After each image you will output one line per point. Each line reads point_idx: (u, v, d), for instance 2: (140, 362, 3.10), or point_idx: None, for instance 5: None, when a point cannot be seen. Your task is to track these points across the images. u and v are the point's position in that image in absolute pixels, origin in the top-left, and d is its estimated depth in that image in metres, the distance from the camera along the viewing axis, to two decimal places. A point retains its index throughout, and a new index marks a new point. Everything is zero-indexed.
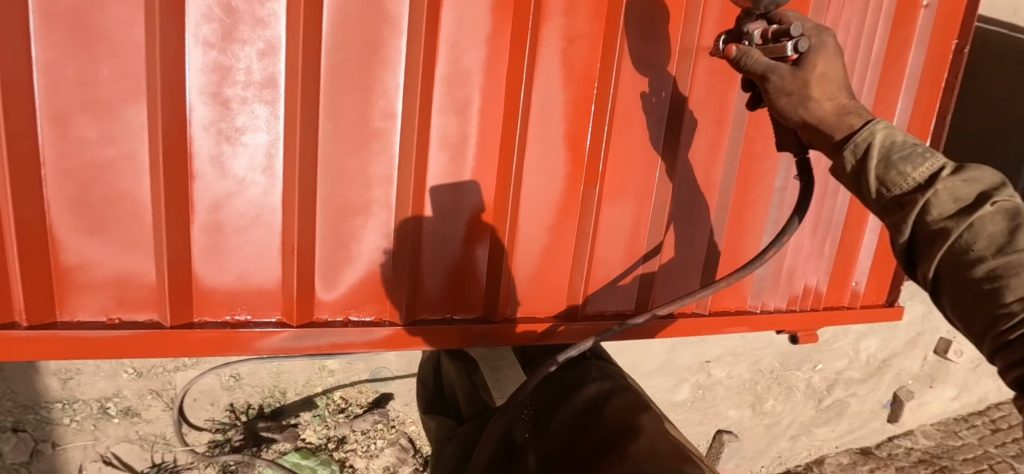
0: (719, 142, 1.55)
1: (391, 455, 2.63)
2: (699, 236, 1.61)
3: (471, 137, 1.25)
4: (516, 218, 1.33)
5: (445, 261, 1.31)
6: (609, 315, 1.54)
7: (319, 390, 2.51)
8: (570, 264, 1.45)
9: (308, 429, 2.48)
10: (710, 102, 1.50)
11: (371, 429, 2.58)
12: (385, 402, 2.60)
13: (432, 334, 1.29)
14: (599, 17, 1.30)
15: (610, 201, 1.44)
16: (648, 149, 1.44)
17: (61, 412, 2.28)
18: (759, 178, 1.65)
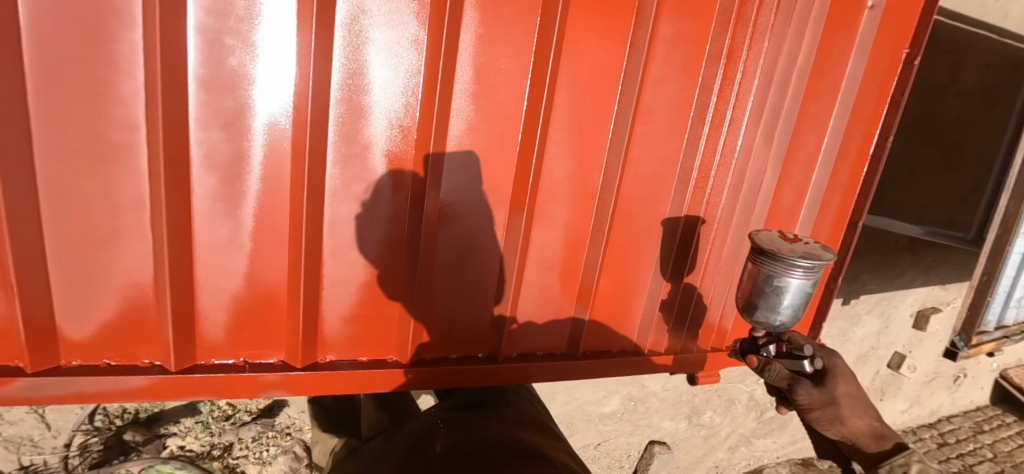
0: (591, 165, 1.31)
1: (284, 464, 2.43)
2: (567, 272, 1.39)
3: (248, 155, 1.02)
4: (318, 253, 1.11)
5: (230, 300, 1.10)
6: (453, 359, 1.34)
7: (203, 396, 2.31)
8: (399, 305, 1.24)
9: (189, 436, 2.28)
10: (578, 118, 1.25)
11: (260, 435, 2.39)
12: (277, 409, 2.42)
13: (210, 382, 1.11)
14: (421, 12, 1.05)
15: (447, 234, 1.22)
16: (496, 176, 1.22)
17: None
18: (645, 206, 1.43)
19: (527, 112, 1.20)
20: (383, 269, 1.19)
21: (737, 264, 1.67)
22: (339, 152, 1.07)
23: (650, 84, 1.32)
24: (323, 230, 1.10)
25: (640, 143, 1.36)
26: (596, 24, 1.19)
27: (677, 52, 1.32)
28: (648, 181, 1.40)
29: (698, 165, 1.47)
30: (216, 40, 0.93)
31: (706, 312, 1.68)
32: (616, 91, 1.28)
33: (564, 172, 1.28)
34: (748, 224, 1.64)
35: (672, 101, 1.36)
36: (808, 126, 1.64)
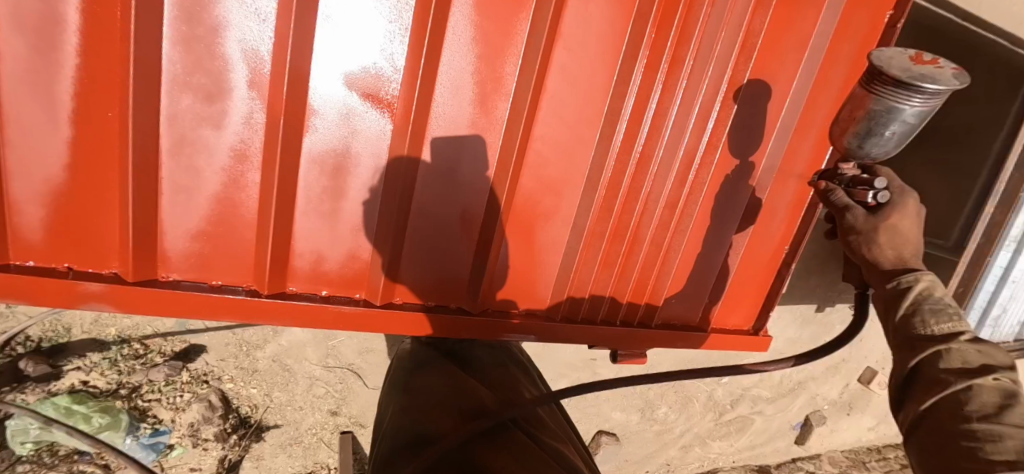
0: (495, 92, 1.14)
1: (197, 412, 2.26)
2: (465, 215, 1.23)
3: (62, 19, 0.87)
4: (153, 149, 0.97)
5: (48, 195, 0.97)
6: (321, 296, 1.19)
7: (112, 331, 2.15)
8: (255, 225, 1.08)
9: (93, 372, 2.13)
10: (480, 31, 1.08)
11: (173, 379, 2.22)
12: (195, 354, 2.25)
13: (19, 284, 0.97)
14: None
15: (313, 147, 1.06)
16: (374, 84, 1.05)
17: None
18: (563, 150, 1.24)
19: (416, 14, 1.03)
20: (233, 179, 1.04)
21: (671, 224, 1.48)
22: (176, 31, 0.92)
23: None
24: (159, 123, 0.96)
25: (560, 65, 1.16)
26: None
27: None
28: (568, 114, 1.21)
29: (631, 104, 1.27)
30: None
31: (632, 277, 1.49)
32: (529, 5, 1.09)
33: (460, 89, 1.10)
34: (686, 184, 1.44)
35: (603, 21, 1.16)
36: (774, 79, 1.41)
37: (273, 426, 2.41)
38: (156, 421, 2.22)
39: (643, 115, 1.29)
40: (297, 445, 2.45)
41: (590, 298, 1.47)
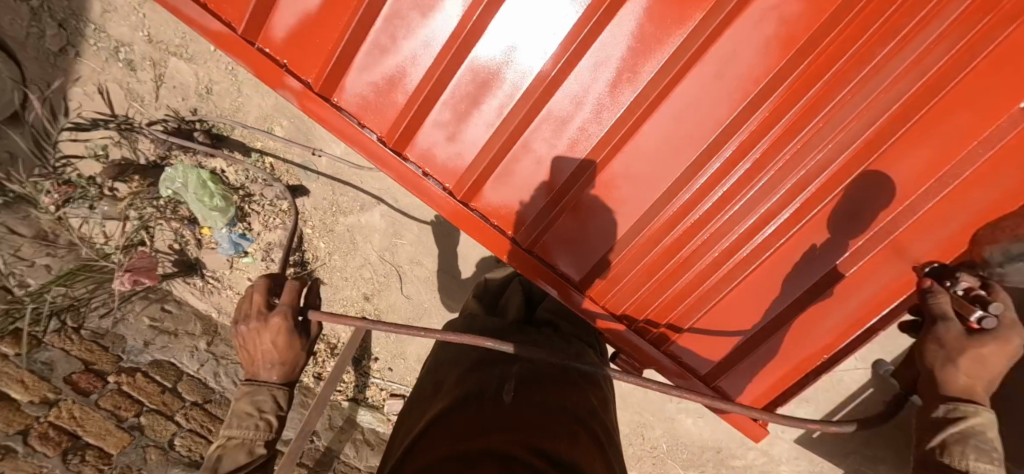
0: (631, 79, 1.33)
1: (277, 237, 2.73)
2: (554, 163, 1.44)
3: None
4: (376, 12, 1.34)
5: (301, 13, 1.37)
6: (424, 171, 1.50)
7: (258, 146, 2.65)
8: (410, 94, 1.42)
9: (232, 167, 2.66)
10: (642, 26, 1.28)
11: (276, 203, 2.70)
12: (300, 193, 2.71)
13: (257, 59, 1.40)
14: None
15: (476, 58, 1.37)
16: (542, 32, 1.33)
17: (90, 34, 2.46)
18: (660, 152, 1.39)
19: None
20: (413, 57, 1.38)
21: (728, 271, 1.52)
22: None
23: (743, 21, 1.23)
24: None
25: (700, 74, 1.30)
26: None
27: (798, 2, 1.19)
28: (683, 120, 1.35)
29: (741, 138, 1.37)
30: None
31: (665, 295, 1.58)
32: (692, 18, 1.24)
33: (606, 58, 1.32)
34: (760, 241, 1.47)
35: (758, 55, 1.26)
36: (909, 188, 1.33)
37: (320, 280, 2.86)
38: (249, 227, 2.73)
39: (749, 153, 1.39)
40: (327, 305, 2.91)
41: (618, 291, 1.59)
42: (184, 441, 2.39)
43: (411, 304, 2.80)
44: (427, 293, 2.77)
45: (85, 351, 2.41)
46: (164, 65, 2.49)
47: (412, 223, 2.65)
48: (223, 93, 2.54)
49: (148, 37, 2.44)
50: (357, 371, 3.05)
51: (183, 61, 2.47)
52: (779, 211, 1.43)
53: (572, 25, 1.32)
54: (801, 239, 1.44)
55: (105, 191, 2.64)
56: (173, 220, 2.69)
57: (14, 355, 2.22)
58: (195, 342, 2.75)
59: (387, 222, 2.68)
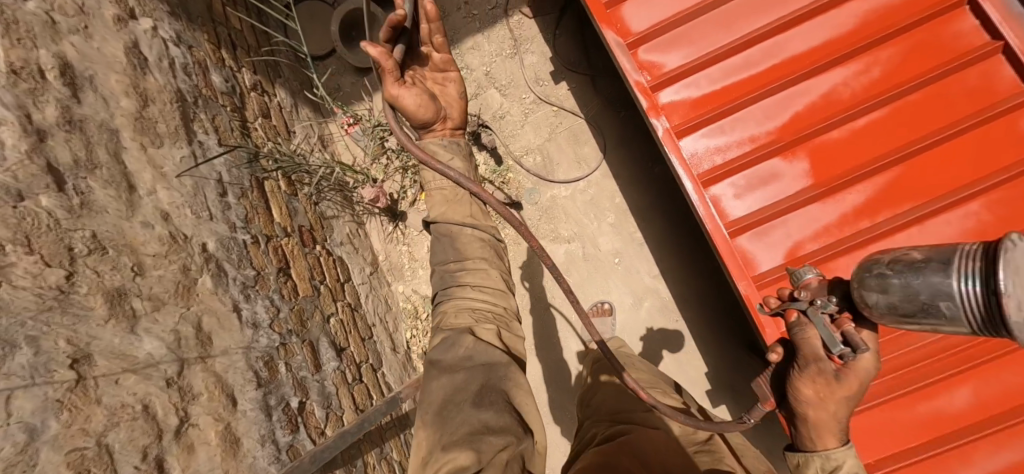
0: (875, 212, 1.98)
1: None
2: (799, 241, 2.03)
3: (757, 66, 2.14)
4: (727, 111, 2.12)
5: (687, 92, 2.20)
6: (707, 206, 2.07)
7: (508, 163, 3.38)
8: (723, 161, 2.10)
9: (483, 165, 3.38)
10: (893, 186, 1.98)
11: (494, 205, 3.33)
12: (514, 207, 3.31)
13: (645, 97, 2.18)
14: (875, 86, 2.03)
15: (774, 159, 2.08)
16: (820, 163, 2.04)
17: (452, 55, 3.61)
18: (873, 265, 1.97)
19: (875, 158, 1.99)
20: (737, 143, 2.11)
21: (904, 377, 1.92)
22: (785, 94, 2.10)
23: (958, 210, 1.92)
24: (740, 109, 2.12)
25: (925, 231, 1.94)
26: (964, 155, 1.93)
27: (1002, 212, 1.88)
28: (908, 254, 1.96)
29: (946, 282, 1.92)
30: (796, 35, 2.13)
31: None
32: (927, 196, 1.94)
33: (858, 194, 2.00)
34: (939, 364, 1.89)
35: (964, 234, 1.91)
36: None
37: None
38: None
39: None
40: None
41: None
42: (335, 325, 2.65)
43: (544, 330, 3.18)
44: (560, 329, 3.16)
45: (313, 219, 2.90)
46: (483, 89, 3.52)
47: (586, 267, 3.18)
48: (511, 121, 3.44)
49: (487, 72, 3.54)
50: None
51: (497, 92, 3.50)
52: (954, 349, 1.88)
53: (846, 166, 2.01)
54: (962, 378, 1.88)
55: (381, 139, 3.45)
56: (409, 178, 3.46)
57: (283, 191, 2.73)
58: (364, 266, 3.21)
59: (567, 258, 3.21)
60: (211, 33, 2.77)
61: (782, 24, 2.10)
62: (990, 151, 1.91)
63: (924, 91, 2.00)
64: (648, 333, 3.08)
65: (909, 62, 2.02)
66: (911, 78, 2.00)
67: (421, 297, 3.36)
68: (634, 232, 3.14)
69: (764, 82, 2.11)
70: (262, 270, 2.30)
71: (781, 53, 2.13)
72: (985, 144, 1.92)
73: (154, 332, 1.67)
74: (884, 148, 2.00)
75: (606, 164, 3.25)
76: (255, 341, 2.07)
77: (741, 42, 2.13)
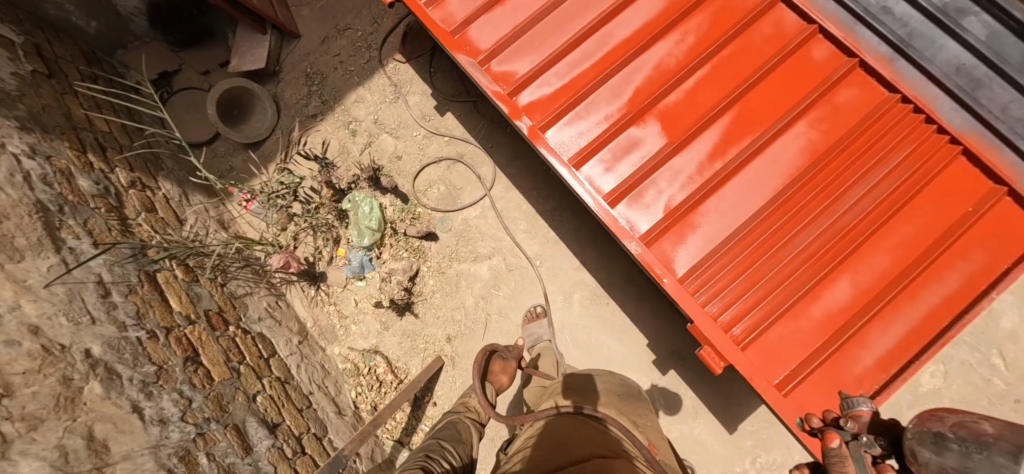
0: (726, 148, 2.14)
1: (399, 267, 3.29)
2: (672, 191, 2.13)
3: (595, 56, 2.34)
4: (580, 98, 2.28)
5: (542, 91, 2.35)
6: (584, 183, 2.17)
7: (415, 200, 3.42)
8: (588, 141, 2.23)
9: (390, 207, 3.38)
10: (733, 123, 2.17)
11: (410, 242, 3.34)
12: (429, 238, 3.34)
13: (506, 103, 2.30)
14: (695, 48, 2.27)
15: (631, 128, 2.23)
16: (669, 119, 2.21)
17: (339, 112, 3.70)
18: (740, 192, 2.10)
19: (711, 105, 2.19)
20: (596, 123, 2.26)
21: (790, 286, 2.01)
22: (623, 71, 2.29)
23: (789, 130, 2.14)
24: (590, 93, 2.28)
25: (769, 155, 2.12)
26: (778, 86, 2.18)
27: (823, 127, 2.13)
28: (761, 179, 2.10)
29: (798, 195, 2.07)
30: (620, 21, 2.35)
31: (737, 306, 2.02)
32: (763, 125, 2.15)
33: (707, 140, 2.17)
34: (817, 264, 2.01)
35: (800, 150, 2.11)
36: (906, 238, 2.02)
37: (414, 314, 3.28)
38: (378, 255, 3.35)
39: (805, 206, 2.05)
40: (409, 338, 3.25)
41: (712, 291, 2.03)
42: (264, 401, 2.51)
43: None
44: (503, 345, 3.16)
45: (221, 301, 2.80)
46: (375, 136, 3.60)
47: (511, 278, 3.22)
48: (409, 159, 3.51)
49: (376, 120, 3.65)
50: (411, 414, 3.11)
51: (389, 136, 3.59)
52: (825, 246, 2.02)
53: (691, 121, 2.19)
54: (839, 271, 2.02)
55: (284, 205, 3.45)
56: (321, 237, 3.45)
57: (181, 279, 2.63)
58: (290, 335, 3.10)
59: (492, 274, 3.25)
60: (73, 140, 2.70)
61: (602, 17, 2.33)
62: (798, 78, 2.18)
63: (734, 43, 2.25)
64: (587, 325, 3.09)
65: (714, 25, 2.28)
66: (720, 36, 2.26)
67: (359, 351, 3.27)
68: (547, 233, 3.24)
69: (602, 69, 2.31)
70: (164, 363, 2.17)
71: (611, 42, 2.35)
72: (790, 77, 2.19)
73: (31, 454, 1.53)
74: (717, 96, 2.21)
75: (506, 177, 3.37)
76: (165, 437, 1.92)
77: (574, 40, 2.33)
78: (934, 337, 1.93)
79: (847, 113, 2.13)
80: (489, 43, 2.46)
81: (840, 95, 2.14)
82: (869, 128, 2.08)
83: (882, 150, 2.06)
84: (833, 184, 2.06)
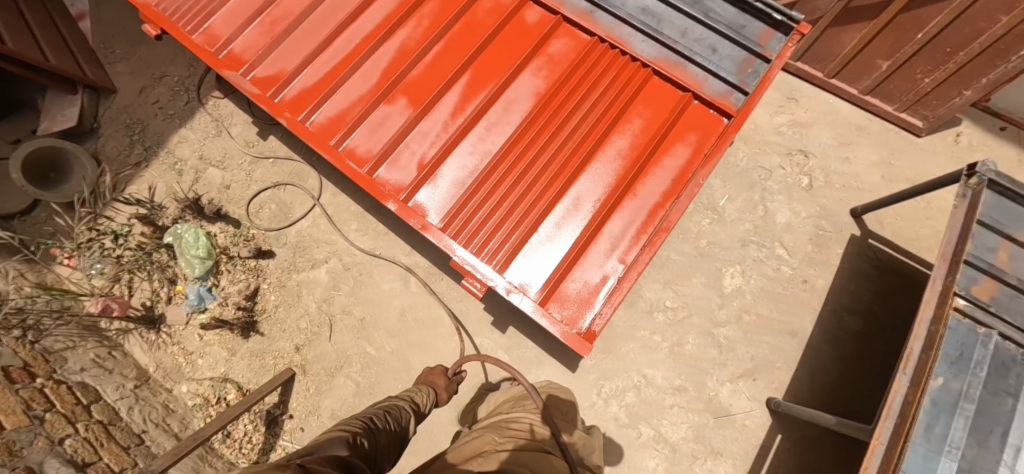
0: (463, 107, 2.50)
1: (238, 290, 3.30)
2: (424, 152, 2.45)
3: (347, 52, 2.65)
4: (337, 88, 2.56)
5: (305, 90, 2.62)
6: (347, 159, 2.44)
7: (248, 223, 3.46)
8: (348, 124, 2.51)
9: (221, 234, 3.41)
10: (467, 87, 2.54)
11: (246, 264, 3.37)
12: (265, 256, 3.38)
13: (270, 104, 2.53)
14: (430, 31, 2.63)
15: (383, 106, 2.53)
16: (416, 93, 2.54)
17: (163, 155, 3.71)
18: (480, 142, 2.46)
19: (448, 75, 2.54)
20: (355, 107, 2.55)
21: (531, 208, 2.34)
22: (372, 60, 2.60)
23: (513, 84, 2.54)
24: (345, 83, 2.58)
25: (499, 107, 2.50)
26: (499, 51, 2.58)
27: (539, 78, 2.55)
28: (496, 125, 2.48)
29: (527, 130, 2.44)
30: (366, 20, 2.68)
31: (491, 233, 2.31)
32: (492, 84, 2.54)
33: (449, 101, 2.51)
34: (548, 185, 2.37)
35: (525, 98, 2.51)
36: (615, 152, 2.44)
37: (260, 333, 3.27)
38: (216, 283, 3.34)
39: (533, 138, 2.42)
40: (258, 358, 3.22)
41: (468, 225, 2.32)
42: (74, 444, 2.43)
43: (337, 351, 3.19)
44: (351, 341, 3.20)
45: (28, 357, 2.71)
46: (201, 171, 3.64)
47: (350, 276, 3.32)
48: (238, 186, 3.57)
49: (200, 156, 3.69)
50: (267, 431, 3.06)
51: (215, 168, 3.64)
52: (553, 170, 2.38)
53: (433, 88, 2.53)
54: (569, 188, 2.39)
55: (110, 254, 3.37)
56: (156, 279, 3.38)
57: None
58: (123, 381, 3.00)
59: (331, 276, 3.33)
60: None
61: (348, 16, 2.66)
62: (515, 42, 2.60)
63: (461, 22, 2.64)
64: (426, 302, 3.24)
65: (443, 9, 2.67)
66: (447, 17, 2.64)
67: (208, 382, 3.19)
68: (378, 226, 3.38)
69: (354, 58, 2.61)
70: None
71: (360, 35, 2.67)
72: (509, 40, 2.61)
73: None
74: (452, 66, 2.57)
75: (332, 184, 3.52)
76: None
77: (326, 39, 2.64)
78: (649, 225, 2.32)
79: (556, 64, 2.58)
80: (254, 57, 2.69)
81: (550, 50, 2.60)
82: (573, 73, 2.53)
83: (586, 85, 2.50)
84: (554, 117, 2.46)
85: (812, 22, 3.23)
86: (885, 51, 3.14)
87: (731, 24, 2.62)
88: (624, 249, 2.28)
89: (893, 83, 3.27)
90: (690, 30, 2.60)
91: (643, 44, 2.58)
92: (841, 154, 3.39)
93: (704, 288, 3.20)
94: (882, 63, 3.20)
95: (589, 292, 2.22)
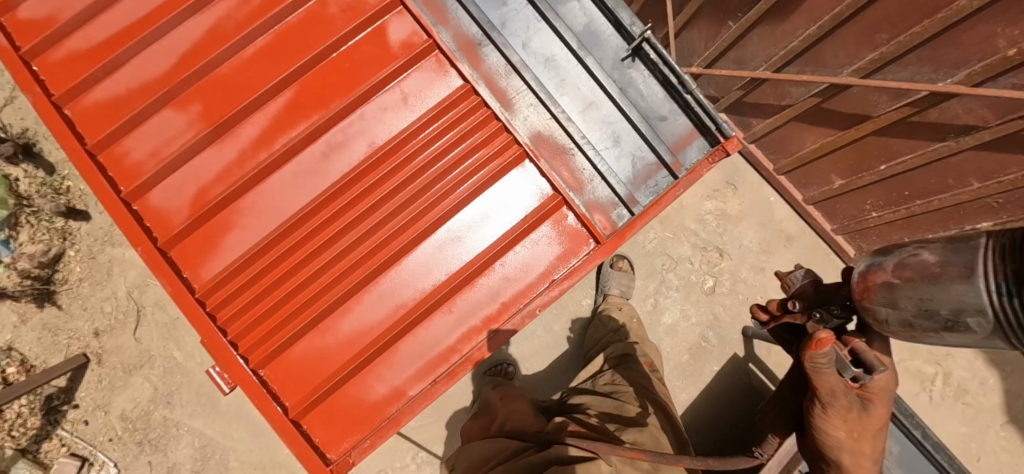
0: (273, 139, 1.95)
1: (35, 251, 2.80)
2: (209, 185, 1.93)
3: (144, 14, 1.96)
4: (116, 65, 1.92)
5: (75, 53, 1.94)
6: (104, 169, 1.87)
7: (64, 172, 2.89)
8: (119, 118, 1.91)
9: (26, 179, 2.85)
10: (285, 112, 1.97)
11: (53, 222, 2.84)
12: (77, 218, 2.87)
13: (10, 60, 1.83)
14: (258, 16, 1.96)
15: (173, 107, 1.94)
16: (219, 101, 1.95)
17: None
18: (284, 192, 1.95)
19: (265, 88, 1.94)
20: (135, 96, 1.93)
21: (321, 293, 1.91)
22: (172, 38, 1.95)
23: (344, 123, 1.99)
24: (129, 59, 1.92)
25: (319, 149, 1.97)
26: (340, 72, 1.99)
27: (380, 123, 2.00)
28: (308, 174, 1.96)
29: (342, 192, 1.94)
30: None
31: (264, 314, 1.89)
32: (317, 116, 1.97)
33: (258, 126, 1.96)
34: (351, 270, 1.92)
35: (353, 147, 1.98)
36: (446, 248, 1.97)
37: (58, 306, 2.84)
38: (13, 235, 2.82)
39: (348, 203, 1.93)
40: (50, 333, 2.83)
41: (238, 297, 1.88)
42: None
43: (139, 348, 2.82)
44: (158, 340, 2.83)
45: None
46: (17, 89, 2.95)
47: None
48: None
49: None
50: (45, 418, 2.76)
51: None
52: (360, 253, 1.93)
53: (239, 101, 1.94)
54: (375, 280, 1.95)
55: None
56: None
57: None
58: None
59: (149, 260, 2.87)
60: None
61: None
62: (364, 64, 2.00)
63: (301, 14, 1.99)
64: None
65: None
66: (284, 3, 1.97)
67: None
68: None
69: (147, 27, 1.94)
70: None
71: None
72: (358, 59, 2.00)
73: None
74: (273, 76, 1.96)
75: None
76: None
77: None
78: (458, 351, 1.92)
79: (407, 107, 2.01)
80: None
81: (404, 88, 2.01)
82: (420, 129, 1.97)
83: (433, 150, 1.97)
84: (381, 183, 1.96)
85: (778, 109, 2.60)
86: (843, 168, 2.62)
87: (652, 111, 2.04)
88: (418, 372, 1.91)
89: (840, 203, 2.78)
90: (596, 106, 2.04)
91: (531, 111, 2.03)
92: (758, 261, 2.95)
93: (559, 373, 2.88)
94: (836, 180, 2.67)
95: (361, 416, 1.87)
